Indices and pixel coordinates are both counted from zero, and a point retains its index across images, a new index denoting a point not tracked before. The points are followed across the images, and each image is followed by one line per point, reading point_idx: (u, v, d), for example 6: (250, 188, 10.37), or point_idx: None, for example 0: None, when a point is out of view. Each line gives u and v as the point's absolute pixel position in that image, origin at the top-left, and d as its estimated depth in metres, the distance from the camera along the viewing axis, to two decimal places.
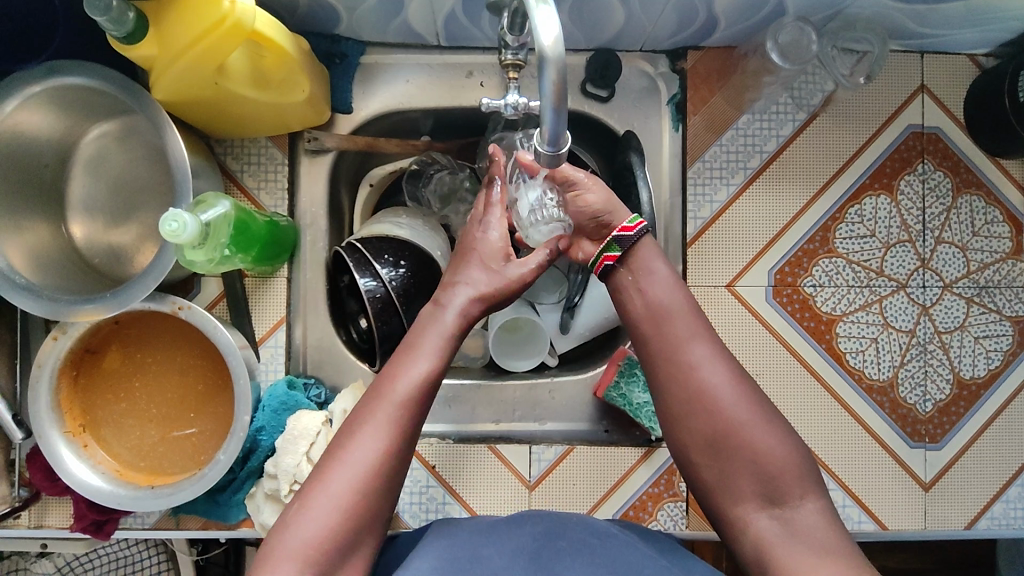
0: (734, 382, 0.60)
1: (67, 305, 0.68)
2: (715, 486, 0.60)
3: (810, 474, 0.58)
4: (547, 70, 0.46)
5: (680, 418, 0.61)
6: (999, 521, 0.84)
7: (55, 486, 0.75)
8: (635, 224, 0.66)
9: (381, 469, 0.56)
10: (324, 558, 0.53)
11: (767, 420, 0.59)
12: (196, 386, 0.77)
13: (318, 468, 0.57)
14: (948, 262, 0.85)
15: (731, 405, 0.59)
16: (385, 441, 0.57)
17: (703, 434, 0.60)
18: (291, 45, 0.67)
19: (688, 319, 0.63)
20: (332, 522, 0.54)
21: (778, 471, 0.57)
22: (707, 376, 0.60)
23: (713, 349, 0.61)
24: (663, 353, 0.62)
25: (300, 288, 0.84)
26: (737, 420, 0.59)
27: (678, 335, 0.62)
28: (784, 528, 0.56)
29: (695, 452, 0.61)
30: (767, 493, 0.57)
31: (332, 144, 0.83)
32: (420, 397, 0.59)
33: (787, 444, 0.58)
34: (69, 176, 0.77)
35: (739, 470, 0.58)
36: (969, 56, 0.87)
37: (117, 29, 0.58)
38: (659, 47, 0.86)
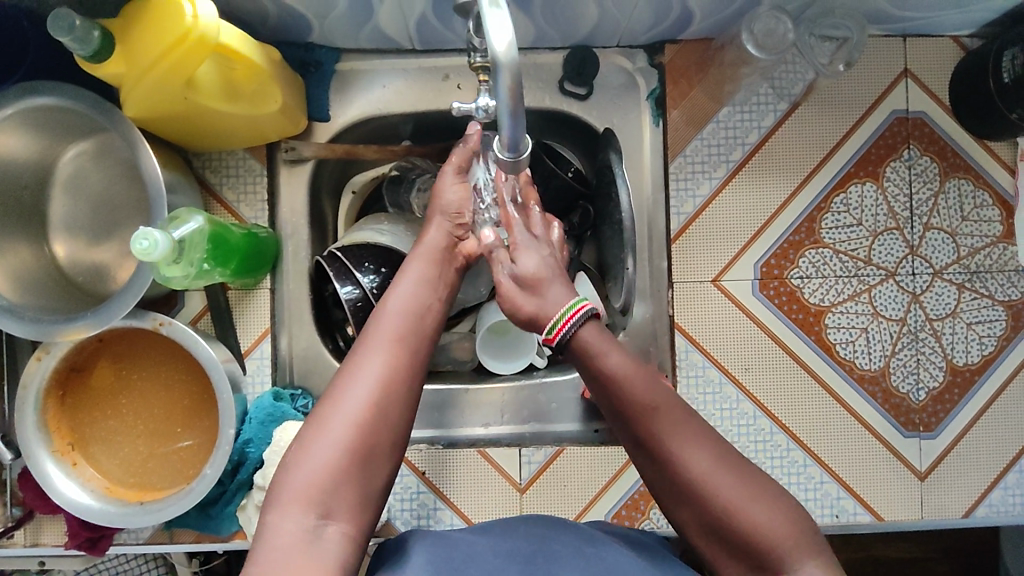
0: (716, 463, 0.56)
1: (49, 325, 0.68)
2: (721, 564, 0.56)
3: (809, 534, 0.54)
4: (502, 75, 0.44)
5: (675, 504, 0.57)
6: (997, 509, 0.83)
7: (47, 505, 0.75)
8: (555, 334, 0.61)
9: (390, 388, 0.57)
10: (331, 491, 0.52)
11: (755, 491, 0.55)
12: (183, 400, 0.77)
13: (319, 407, 0.56)
14: (938, 248, 0.84)
15: (717, 489, 0.54)
16: (393, 359, 0.59)
17: (700, 521, 0.56)
18: (259, 56, 0.67)
19: (652, 412, 0.57)
20: (345, 445, 0.54)
21: (775, 546, 0.53)
22: (687, 463, 0.56)
23: (686, 431, 0.57)
24: (640, 451, 0.58)
25: (285, 300, 0.84)
26: (728, 502, 0.54)
27: (645, 433, 0.57)
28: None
29: (695, 534, 0.57)
30: (768, 573, 0.53)
31: (309, 154, 0.83)
32: (417, 322, 0.63)
33: (782, 515, 0.54)
34: (50, 196, 0.77)
35: (741, 552, 0.54)
36: (953, 37, 0.85)
37: (82, 48, 0.58)
38: (636, 43, 0.85)
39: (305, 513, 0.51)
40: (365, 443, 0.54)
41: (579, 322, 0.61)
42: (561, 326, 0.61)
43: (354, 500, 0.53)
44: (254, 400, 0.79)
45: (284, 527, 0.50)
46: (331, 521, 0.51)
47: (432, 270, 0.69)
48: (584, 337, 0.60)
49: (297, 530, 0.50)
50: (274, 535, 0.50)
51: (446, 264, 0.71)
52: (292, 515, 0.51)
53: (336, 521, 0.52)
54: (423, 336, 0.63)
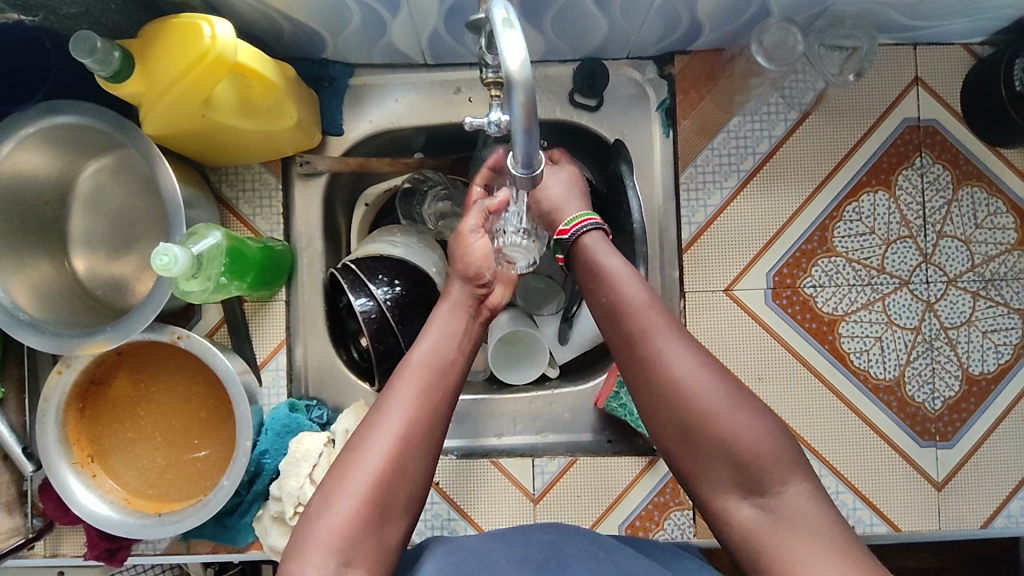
0: (703, 367, 0.57)
1: (71, 339, 0.69)
2: (695, 476, 0.57)
3: (793, 458, 0.55)
4: (517, 94, 0.45)
5: (652, 409, 0.58)
6: (1015, 519, 0.82)
7: (67, 516, 0.76)
8: (570, 226, 0.67)
9: (407, 446, 0.57)
10: (349, 542, 0.53)
11: (737, 400, 0.56)
12: (200, 412, 0.78)
13: (339, 460, 0.57)
14: (951, 256, 0.83)
15: (700, 392, 0.56)
16: (413, 419, 0.58)
17: (675, 425, 0.57)
18: (276, 74, 0.68)
19: (646, 312, 0.59)
20: (363, 497, 0.54)
21: (755, 457, 0.54)
22: (672, 365, 0.57)
23: (675, 336, 0.58)
24: (625, 348, 0.60)
25: (300, 312, 0.85)
26: (708, 408, 0.55)
27: (637, 329, 0.59)
28: (771, 516, 0.53)
29: (669, 443, 0.58)
30: (745, 483, 0.54)
31: (324, 167, 0.84)
32: (440, 378, 0.61)
33: (763, 426, 0.55)
34: (70, 213, 0.79)
35: (716, 460, 0.55)
36: (964, 45, 0.85)
37: (102, 69, 0.59)
38: (645, 54, 0.86)
39: (326, 561, 0.52)
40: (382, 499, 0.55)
41: (590, 229, 0.66)
42: (580, 221, 0.67)
43: (371, 553, 0.54)
44: (270, 411, 0.80)
45: (306, 574, 0.51)
46: (351, 569, 0.53)
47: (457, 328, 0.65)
48: (587, 243, 0.65)
49: None
50: None
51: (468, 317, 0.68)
52: (313, 563, 0.52)
53: (354, 569, 0.53)
54: (447, 390, 0.61)
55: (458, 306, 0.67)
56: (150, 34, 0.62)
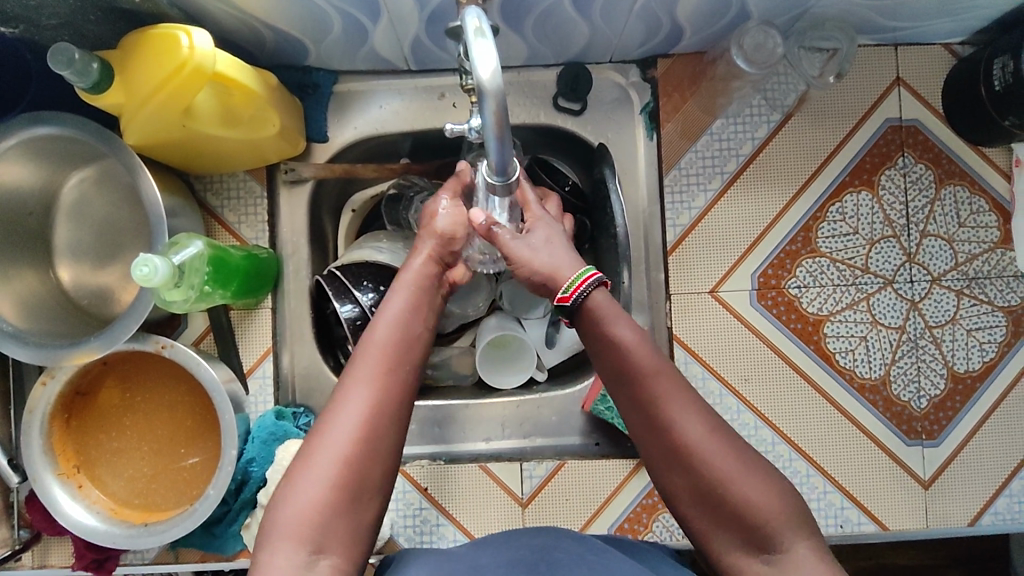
0: (714, 434, 0.56)
1: (55, 350, 0.69)
2: (709, 537, 0.56)
3: (800, 513, 0.54)
4: (488, 102, 0.45)
5: (668, 472, 0.57)
6: (1003, 516, 0.82)
7: (54, 527, 0.76)
8: (570, 293, 0.62)
9: (377, 419, 0.55)
10: (320, 525, 0.51)
11: (750, 466, 0.55)
12: (187, 421, 0.78)
13: (308, 441, 0.55)
14: (935, 255, 0.84)
15: (713, 460, 0.55)
16: (378, 394, 0.56)
17: (692, 489, 0.56)
18: (256, 83, 0.68)
19: (656, 376, 0.58)
20: (331, 479, 0.52)
21: (766, 520, 0.53)
22: (684, 432, 0.56)
23: (688, 401, 0.57)
24: (637, 412, 0.59)
25: (287, 318, 0.85)
26: (721, 474, 0.55)
27: (649, 394, 0.58)
28: (778, 571, 0.52)
29: (685, 505, 0.57)
30: (756, 544, 0.54)
31: (309, 174, 0.85)
32: (406, 350, 0.60)
33: (772, 487, 0.54)
34: (54, 223, 0.79)
35: (729, 524, 0.55)
36: (945, 45, 0.85)
37: (81, 81, 0.59)
38: (629, 58, 0.86)
39: (298, 549, 0.50)
40: (352, 476, 0.53)
41: (591, 288, 0.62)
42: (579, 284, 0.62)
43: (342, 538, 0.52)
44: (256, 419, 0.80)
45: (276, 563, 0.50)
46: (324, 555, 0.51)
47: (416, 301, 0.65)
48: (592, 304, 0.62)
49: (289, 566, 0.50)
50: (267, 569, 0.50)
51: (429, 292, 0.67)
52: (284, 550, 0.50)
53: (327, 556, 0.51)
54: (412, 364, 0.60)
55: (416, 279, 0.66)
56: (128, 44, 0.62)
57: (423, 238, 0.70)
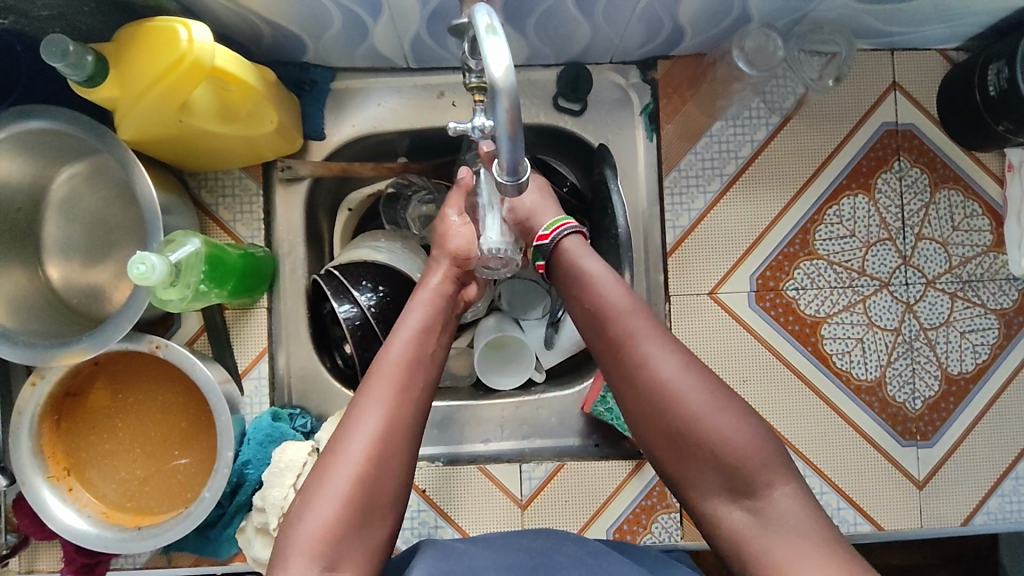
0: (687, 370, 0.57)
1: (45, 350, 0.67)
2: (683, 480, 0.57)
3: (779, 459, 0.55)
4: (501, 100, 0.44)
5: (640, 413, 0.58)
6: (995, 516, 0.83)
7: (43, 531, 0.74)
8: (549, 231, 0.66)
9: (390, 441, 0.56)
10: (334, 543, 0.52)
11: (724, 402, 0.56)
12: (181, 423, 0.76)
13: (322, 460, 0.56)
14: (930, 258, 0.85)
15: (686, 395, 0.56)
16: (395, 413, 0.57)
17: (665, 429, 0.56)
18: (255, 79, 0.67)
19: (629, 317, 0.59)
20: (345, 499, 0.53)
21: (742, 459, 0.54)
22: (657, 370, 0.57)
23: (662, 340, 0.58)
24: (611, 355, 0.59)
25: (282, 318, 0.84)
26: (694, 410, 0.55)
27: (622, 334, 0.59)
28: (758, 519, 0.53)
29: (657, 448, 0.58)
30: (732, 486, 0.54)
31: (306, 172, 0.83)
32: (418, 370, 0.61)
33: (748, 428, 0.55)
34: (44, 220, 0.77)
35: (703, 463, 0.55)
36: (940, 51, 0.86)
37: (76, 74, 0.58)
38: (629, 59, 0.86)
39: (310, 564, 0.51)
40: (365, 497, 0.54)
41: (568, 233, 0.66)
42: (558, 226, 0.66)
43: (356, 555, 0.53)
44: (252, 420, 0.79)
45: None
46: (336, 573, 0.52)
47: (432, 319, 0.65)
48: (568, 246, 0.65)
49: None
50: None
51: (446, 309, 0.67)
52: (296, 568, 0.51)
53: (340, 572, 0.52)
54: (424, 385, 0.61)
55: (433, 296, 0.67)
56: (124, 37, 0.60)
57: (438, 258, 0.70)
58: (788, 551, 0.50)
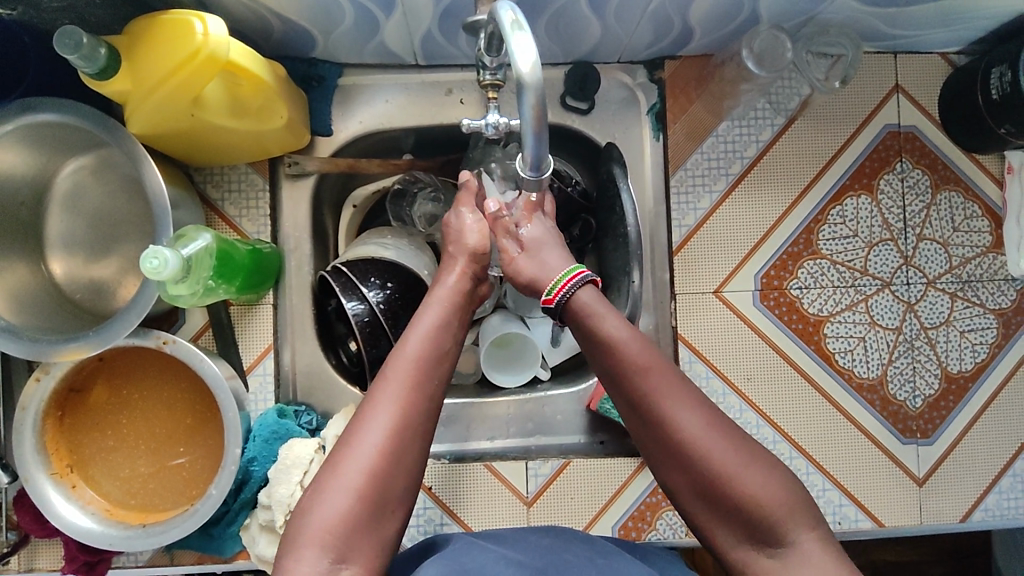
0: (711, 426, 0.56)
1: (50, 345, 0.66)
2: (710, 529, 0.57)
3: (804, 505, 0.55)
4: (528, 96, 0.45)
5: (665, 467, 0.58)
6: (992, 513, 0.85)
7: (44, 528, 0.73)
8: (554, 296, 0.64)
9: (404, 435, 0.55)
10: (343, 538, 0.52)
11: (750, 459, 0.56)
12: (186, 419, 0.76)
13: (332, 454, 0.55)
14: (931, 259, 0.86)
15: (712, 454, 0.55)
16: (407, 409, 0.56)
17: (691, 484, 0.57)
18: (267, 73, 0.67)
19: (650, 374, 0.58)
20: (356, 495, 0.53)
21: (770, 515, 0.54)
22: (683, 428, 0.56)
23: (684, 396, 0.57)
24: (632, 410, 0.59)
25: (288, 315, 0.84)
26: (722, 468, 0.55)
27: (643, 392, 0.57)
28: (783, 565, 0.54)
29: (684, 499, 0.58)
30: (760, 538, 0.55)
31: (313, 168, 0.82)
32: (434, 365, 0.59)
33: (774, 482, 0.55)
34: (47, 213, 0.76)
35: (730, 517, 0.56)
36: (942, 54, 0.88)
37: (87, 66, 0.57)
38: (636, 59, 0.86)
39: (320, 556, 0.51)
40: (375, 491, 0.54)
41: (577, 289, 0.63)
42: (561, 288, 0.63)
43: (367, 548, 0.53)
44: (257, 417, 0.78)
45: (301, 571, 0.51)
46: (346, 564, 0.52)
47: (449, 314, 0.64)
48: (580, 299, 0.63)
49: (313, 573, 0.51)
50: None
51: (462, 304, 0.66)
52: (308, 560, 0.51)
53: (350, 566, 0.52)
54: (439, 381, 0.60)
55: (450, 291, 0.66)
56: (136, 30, 0.60)
57: (454, 256, 0.70)
58: None
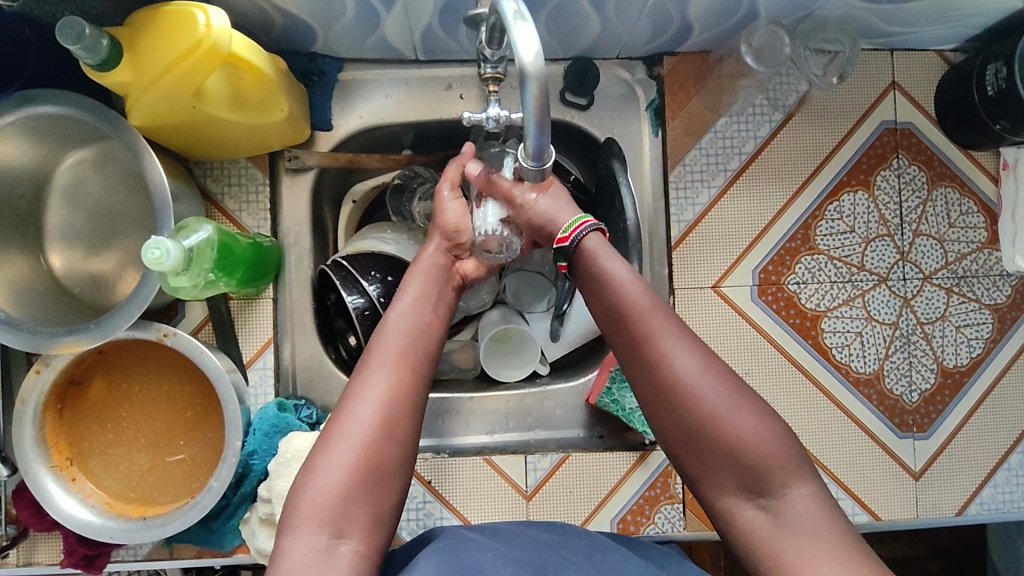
0: (706, 369, 0.57)
1: (50, 337, 0.66)
2: (699, 477, 0.58)
3: (796, 460, 0.56)
4: (530, 85, 0.46)
5: (658, 410, 0.58)
6: (988, 506, 0.85)
7: (43, 522, 0.73)
8: (568, 233, 0.66)
9: (395, 405, 0.57)
10: (342, 508, 0.53)
11: (742, 404, 0.56)
12: (186, 413, 0.76)
13: (327, 426, 0.57)
14: (927, 254, 0.87)
15: (705, 395, 0.56)
16: (398, 380, 0.59)
17: (683, 428, 0.57)
18: (268, 66, 0.67)
19: (649, 314, 0.59)
20: (352, 465, 0.54)
21: (759, 460, 0.55)
22: (677, 368, 0.57)
23: (680, 338, 0.59)
24: (629, 351, 0.60)
25: (288, 310, 0.84)
26: (714, 410, 0.56)
27: (641, 332, 0.59)
28: (774, 519, 0.54)
29: (674, 444, 0.58)
30: (750, 486, 0.55)
31: (313, 163, 0.83)
32: (418, 341, 0.63)
33: (766, 429, 0.56)
34: (46, 207, 0.76)
35: (720, 463, 0.56)
36: (938, 52, 0.88)
37: (90, 57, 0.57)
38: (635, 55, 0.87)
39: (318, 531, 0.52)
40: (372, 461, 0.55)
41: (588, 232, 0.66)
42: (578, 227, 0.66)
43: (365, 520, 0.54)
44: (258, 411, 0.79)
45: (298, 548, 0.51)
46: (344, 539, 0.52)
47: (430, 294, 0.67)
48: (588, 245, 0.65)
49: (311, 547, 0.51)
50: (288, 552, 0.51)
51: (441, 283, 0.70)
52: (305, 534, 0.52)
53: (349, 539, 0.53)
54: (425, 355, 0.62)
55: (427, 269, 0.70)
56: (138, 22, 0.60)
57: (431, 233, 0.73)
58: (803, 550, 0.52)
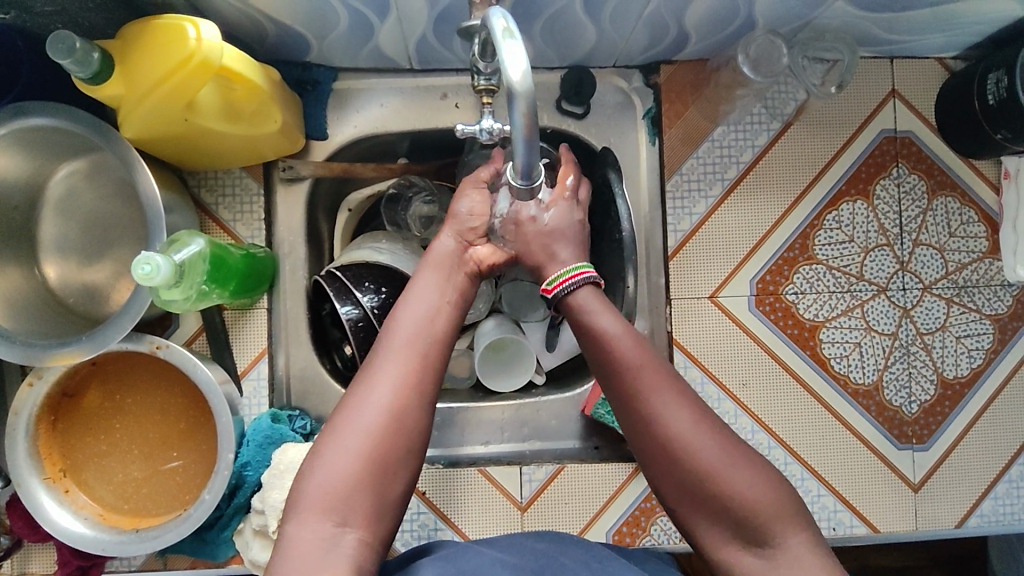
0: (699, 424, 0.56)
1: (42, 350, 0.66)
2: (696, 527, 0.57)
3: (794, 508, 0.55)
4: (518, 103, 0.45)
5: (653, 464, 0.57)
6: (988, 519, 0.85)
7: (37, 533, 0.73)
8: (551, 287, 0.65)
9: (406, 393, 0.56)
10: (347, 500, 0.52)
11: (738, 457, 0.56)
12: (179, 424, 0.76)
13: (334, 416, 0.56)
14: (927, 264, 0.86)
15: (699, 450, 0.55)
16: (410, 368, 0.58)
17: (678, 482, 0.56)
18: (260, 78, 0.66)
19: (641, 368, 0.58)
20: (360, 453, 0.54)
21: (758, 514, 0.54)
22: (671, 423, 0.56)
23: (672, 391, 0.57)
24: (621, 404, 0.59)
25: (282, 320, 0.83)
26: (710, 466, 0.55)
27: (633, 386, 0.58)
28: (771, 565, 0.54)
29: (670, 495, 0.57)
30: (748, 538, 0.54)
31: (307, 173, 0.82)
32: (431, 326, 0.61)
33: (764, 482, 0.55)
34: (40, 217, 0.76)
35: (717, 516, 0.55)
36: (938, 60, 0.88)
37: (81, 70, 0.57)
38: (632, 63, 0.86)
39: (323, 520, 0.52)
40: (381, 451, 0.54)
41: (575, 286, 0.65)
42: (560, 282, 0.65)
43: (371, 510, 0.53)
44: (252, 422, 0.78)
45: (303, 536, 0.51)
46: (349, 527, 0.52)
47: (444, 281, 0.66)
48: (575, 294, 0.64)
49: (315, 537, 0.51)
50: (294, 541, 0.51)
51: (455, 269, 0.68)
52: (311, 523, 0.51)
53: (353, 528, 0.52)
54: (441, 338, 0.61)
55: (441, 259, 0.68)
56: (129, 35, 0.60)
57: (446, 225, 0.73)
58: None
